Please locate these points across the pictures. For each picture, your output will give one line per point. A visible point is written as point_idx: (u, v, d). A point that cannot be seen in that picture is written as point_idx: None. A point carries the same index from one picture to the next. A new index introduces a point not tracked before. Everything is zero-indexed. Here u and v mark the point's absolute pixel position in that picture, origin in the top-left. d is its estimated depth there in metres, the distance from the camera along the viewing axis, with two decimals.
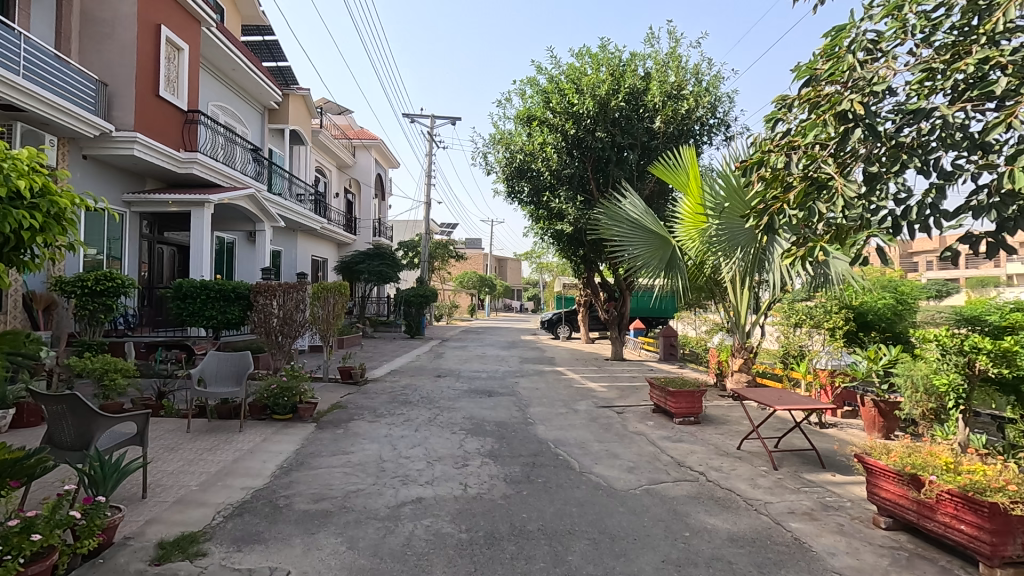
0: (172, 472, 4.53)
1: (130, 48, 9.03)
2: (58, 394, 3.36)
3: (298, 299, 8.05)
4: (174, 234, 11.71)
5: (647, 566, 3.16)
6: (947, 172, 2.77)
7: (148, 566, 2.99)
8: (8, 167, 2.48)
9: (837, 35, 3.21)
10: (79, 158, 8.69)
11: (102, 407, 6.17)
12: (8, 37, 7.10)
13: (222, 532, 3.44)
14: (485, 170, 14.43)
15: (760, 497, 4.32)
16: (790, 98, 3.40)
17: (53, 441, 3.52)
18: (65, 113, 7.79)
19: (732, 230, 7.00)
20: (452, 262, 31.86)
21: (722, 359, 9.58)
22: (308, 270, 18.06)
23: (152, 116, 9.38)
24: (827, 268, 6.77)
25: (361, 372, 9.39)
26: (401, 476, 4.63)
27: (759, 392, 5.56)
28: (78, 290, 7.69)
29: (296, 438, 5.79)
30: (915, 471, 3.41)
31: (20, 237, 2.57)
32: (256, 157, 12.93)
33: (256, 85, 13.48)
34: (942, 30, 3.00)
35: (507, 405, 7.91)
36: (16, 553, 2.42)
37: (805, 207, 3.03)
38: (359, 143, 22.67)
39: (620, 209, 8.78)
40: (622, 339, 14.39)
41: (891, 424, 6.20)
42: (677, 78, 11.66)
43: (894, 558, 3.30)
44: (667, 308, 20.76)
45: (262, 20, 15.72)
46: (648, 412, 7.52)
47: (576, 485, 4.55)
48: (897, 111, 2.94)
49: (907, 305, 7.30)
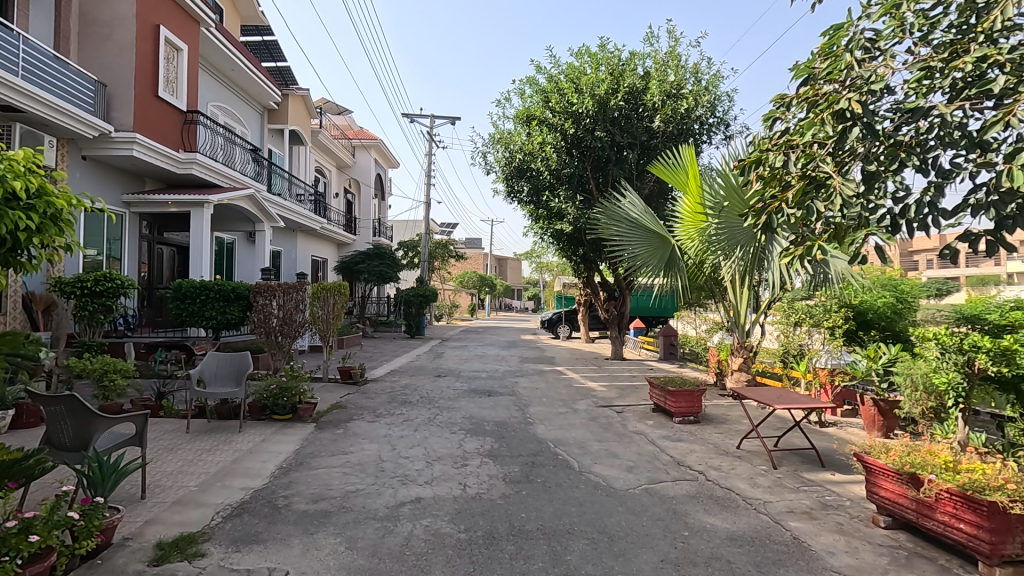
0: (172, 473, 4.53)
1: (128, 48, 9.04)
2: (56, 395, 3.36)
3: (297, 299, 8.05)
4: (174, 234, 11.71)
5: (646, 566, 3.15)
6: (945, 171, 2.78)
7: (147, 566, 2.98)
8: (5, 167, 2.48)
9: (835, 33, 3.20)
10: (79, 159, 8.68)
11: (102, 407, 6.17)
12: (7, 38, 7.09)
13: (221, 533, 3.44)
14: (484, 170, 14.45)
15: (759, 496, 4.31)
16: (788, 97, 3.39)
17: (52, 442, 3.51)
18: (65, 113, 7.79)
19: (731, 229, 7.02)
20: (452, 262, 31.77)
21: (723, 358, 9.56)
22: (308, 270, 18.03)
23: (151, 115, 9.37)
24: (827, 267, 6.72)
25: (360, 371, 9.42)
26: (400, 476, 4.63)
27: (759, 391, 5.51)
28: (78, 291, 7.69)
29: (295, 439, 5.79)
30: (914, 470, 3.41)
31: (17, 238, 2.56)
32: (255, 157, 12.93)
33: (255, 85, 13.45)
34: (940, 29, 2.98)
35: (506, 404, 7.93)
36: (13, 554, 2.41)
37: (803, 206, 3.05)
38: (358, 143, 22.70)
39: (619, 209, 8.77)
40: (621, 338, 14.38)
41: (891, 423, 6.23)
42: (676, 77, 11.68)
43: (893, 557, 3.30)
44: (667, 307, 20.84)
45: (260, 21, 15.73)
46: (647, 412, 7.52)
47: (575, 484, 4.56)
48: (895, 109, 2.94)
49: (907, 304, 7.29)
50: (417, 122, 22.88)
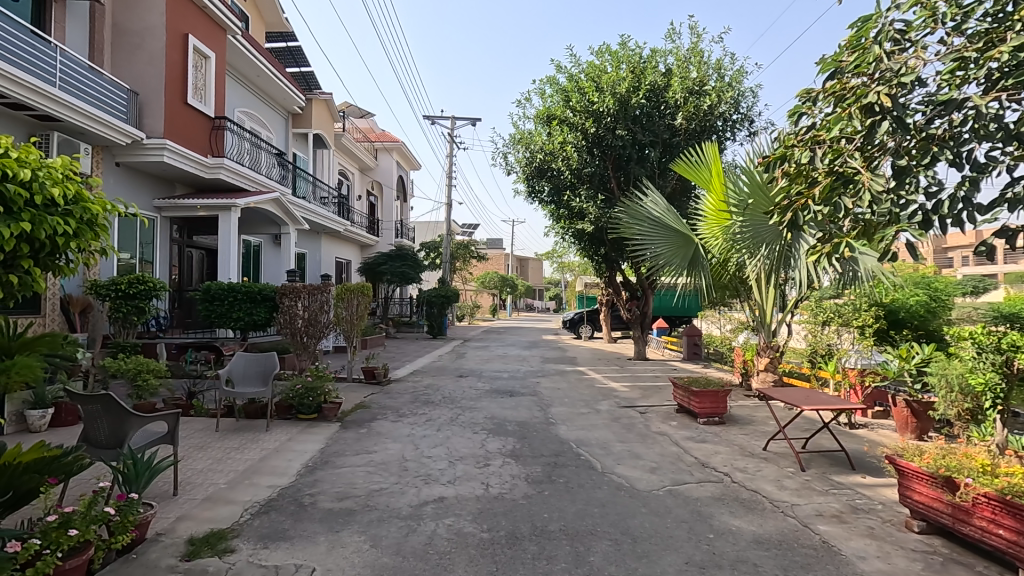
0: (202, 470, 4.64)
1: (159, 57, 9.29)
2: (92, 394, 3.48)
3: (322, 301, 8.17)
4: (203, 238, 12.00)
5: (670, 568, 3.12)
6: (980, 165, 2.69)
7: (178, 561, 3.06)
8: (44, 175, 2.59)
9: (863, 26, 3.12)
10: (112, 165, 8.97)
11: (135, 407, 6.34)
12: (45, 50, 7.36)
13: (249, 530, 3.51)
14: (505, 171, 14.49)
15: (786, 499, 4.24)
16: (814, 91, 3.32)
17: (89, 441, 3.63)
18: (98, 121, 8.02)
19: (755, 227, 6.89)
20: (474, 263, 31.89)
21: (748, 358, 9.41)
22: (332, 271, 18.29)
23: (180, 122, 9.62)
24: (857, 265, 6.54)
25: (384, 372, 9.52)
26: (423, 475, 4.67)
27: (785, 392, 5.39)
28: (112, 294, 7.95)
29: (320, 438, 5.88)
30: (949, 474, 3.31)
31: (56, 244, 2.66)
32: (280, 161, 13.17)
33: (279, 90, 13.70)
34: (975, 18, 2.89)
35: (528, 404, 7.94)
36: (54, 548, 2.51)
37: (830, 202, 2.98)
38: (381, 145, 22.98)
39: (642, 208, 8.68)
40: (644, 338, 14.25)
41: (925, 424, 6.02)
42: (698, 74, 11.58)
43: (928, 562, 3.20)
44: (691, 307, 20.64)
45: (284, 27, 16.00)
46: (671, 412, 7.44)
47: (598, 485, 4.53)
48: (927, 102, 2.85)
49: (940, 303, 7.08)
50: (438, 123, 22.95)
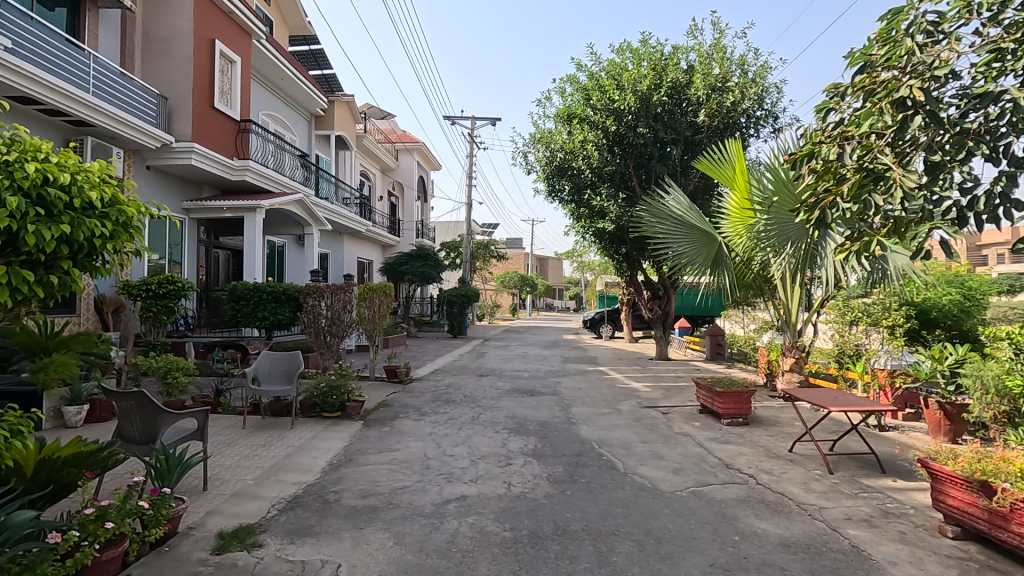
0: (230, 466, 4.75)
1: (187, 62, 9.51)
2: (126, 392, 3.58)
3: (344, 301, 8.27)
4: (229, 239, 12.25)
5: (694, 569, 3.09)
6: (1018, 159, 2.62)
7: (209, 555, 3.13)
8: (82, 178, 2.67)
9: (894, 18, 3.02)
10: (143, 169, 9.21)
11: (165, 404, 6.50)
12: (79, 57, 7.60)
13: (276, 525, 3.58)
14: (524, 170, 14.48)
15: (814, 502, 4.16)
16: (843, 86, 3.25)
17: (123, 436, 3.74)
18: (129, 125, 8.24)
19: (781, 225, 6.77)
20: (494, 262, 31.94)
21: (773, 358, 9.26)
22: (354, 271, 18.51)
23: (207, 125, 9.84)
24: (886, 263, 6.33)
25: (405, 371, 9.60)
26: (445, 474, 4.69)
27: (812, 393, 5.28)
28: (144, 293, 8.21)
29: (343, 436, 5.95)
30: (985, 478, 3.22)
31: (93, 245, 2.74)
32: (303, 163, 13.36)
33: (302, 93, 13.90)
34: (1011, 8, 2.80)
35: (549, 404, 7.92)
36: (91, 539, 2.60)
37: (860, 199, 2.89)
38: (403, 146, 23.16)
39: (664, 206, 8.57)
40: (666, 338, 14.11)
41: (959, 427, 5.83)
42: (721, 70, 11.43)
43: (962, 569, 3.12)
44: (713, 307, 20.39)
45: (308, 30, 16.24)
46: (694, 413, 7.36)
47: (620, 485, 4.50)
48: (961, 95, 2.78)
49: (974, 303, 6.98)
50: (458, 123, 22.99)
